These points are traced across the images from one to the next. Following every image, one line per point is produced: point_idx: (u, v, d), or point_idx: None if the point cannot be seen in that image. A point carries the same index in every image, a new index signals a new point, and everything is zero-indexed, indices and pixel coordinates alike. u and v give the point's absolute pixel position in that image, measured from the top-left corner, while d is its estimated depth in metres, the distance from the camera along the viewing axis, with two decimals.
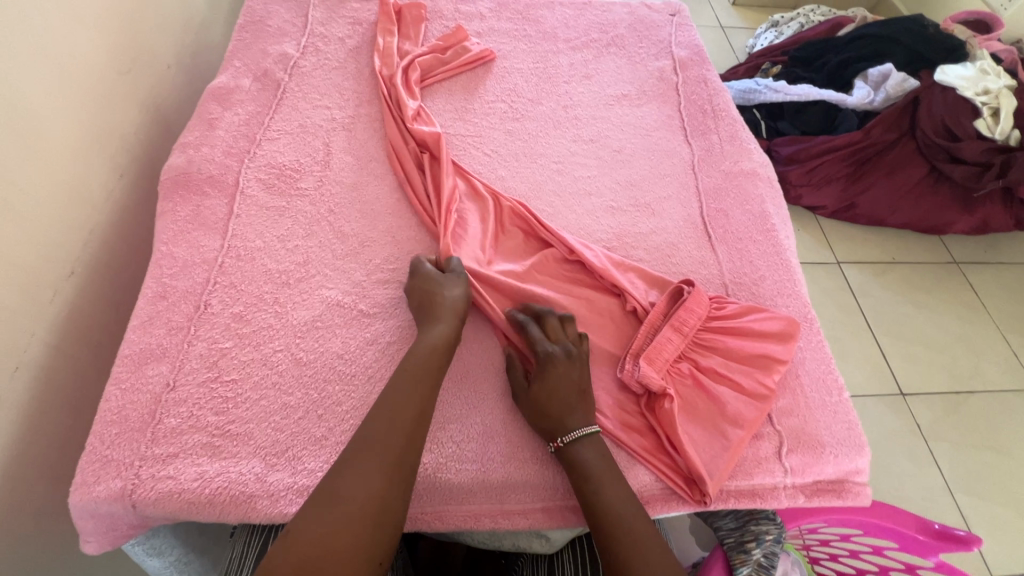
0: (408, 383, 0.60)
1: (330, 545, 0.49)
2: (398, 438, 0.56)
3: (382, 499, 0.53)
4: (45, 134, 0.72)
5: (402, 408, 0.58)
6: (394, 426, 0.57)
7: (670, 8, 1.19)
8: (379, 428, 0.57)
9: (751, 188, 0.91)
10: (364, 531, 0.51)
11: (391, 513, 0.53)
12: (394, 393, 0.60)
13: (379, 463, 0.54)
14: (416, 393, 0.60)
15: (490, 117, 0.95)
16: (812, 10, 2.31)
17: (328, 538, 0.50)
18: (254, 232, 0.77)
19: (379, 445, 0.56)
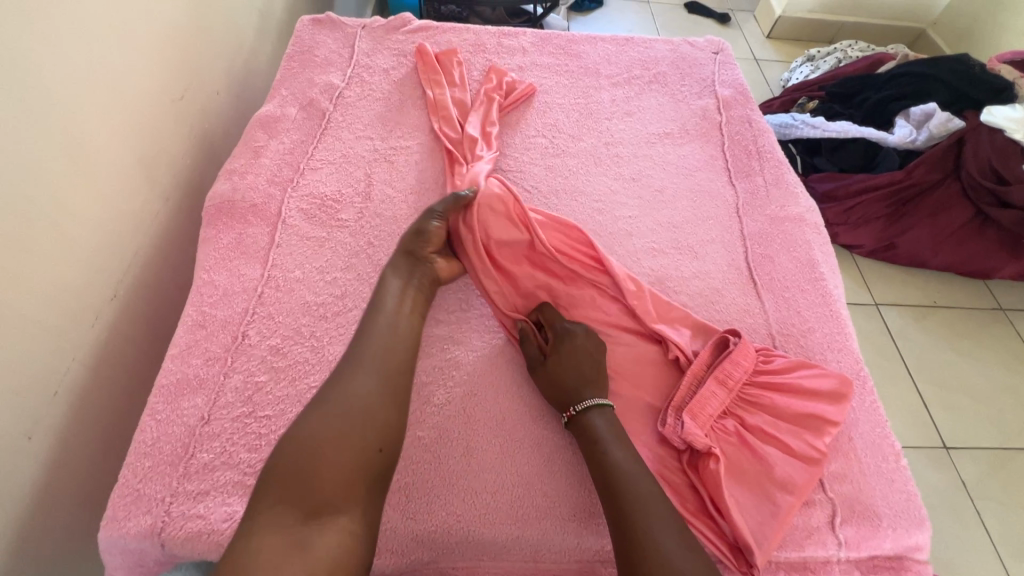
0: (386, 328, 0.67)
1: (321, 463, 0.55)
2: (380, 375, 0.63)
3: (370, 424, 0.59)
4: (97, 161, 0.73)
5: (383, 350, 0.65)
6: (373, 365, 0.63)
7: (714, 46, 1.17)
8: (359, 365, 0.63)
9: (798, 234, 0.88)
10: (353, 452, 0.56)
11: (384, 433, 0.59)
12: (374, 337, 0.66)
13: (367, 390, 0.61)
14: (396, 337, 0.67)
15: (530, 152, 0.95)
16: (851, 45, 2.28)
17: (318, 461, 0.55)
18: (294, 262, 0.77)
19: (361, 378, 0.62)
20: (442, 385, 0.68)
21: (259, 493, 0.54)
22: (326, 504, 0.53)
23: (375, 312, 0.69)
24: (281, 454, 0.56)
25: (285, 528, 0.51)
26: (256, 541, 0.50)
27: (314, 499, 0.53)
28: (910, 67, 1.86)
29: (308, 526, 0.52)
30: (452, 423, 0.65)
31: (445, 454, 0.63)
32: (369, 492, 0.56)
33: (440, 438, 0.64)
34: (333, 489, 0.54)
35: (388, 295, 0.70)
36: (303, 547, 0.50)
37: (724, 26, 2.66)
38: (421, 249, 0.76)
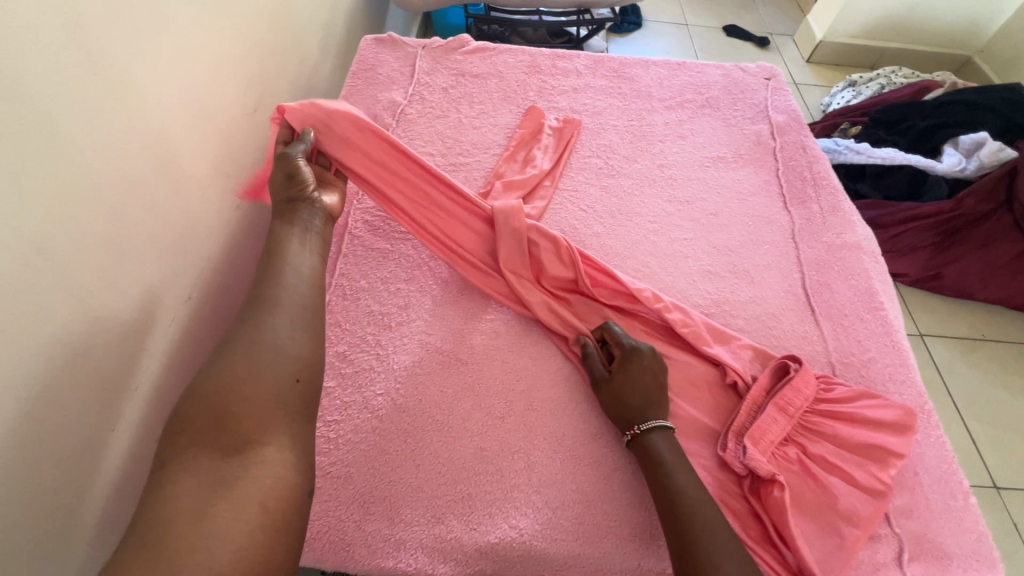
0: (293, 271, 0.65)
1: (244, 401, 0.53)
2: (290, 314, 0.61)
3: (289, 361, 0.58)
4: (186, 168, 0.76)
5: (293, 293, 0.63)
6: (283, 305, 0.62)
7: (765, 72, 1.18)
8: (266, 306, 0.61)
9: (856, 262, 0.87)
10: (272, 388, 0.56)
11: (304, 367, 0.59)
12: (275, 281, 0.64)
13: (279, 330, 0.60)
14: (299, 277, 0.65)
15: (586, 172, 0.97)
16: (894, 71, 2.25)
17: (236, 400, 0.53)
18: (359, 272, 0.80)
19: (274, 318, 0.60)
20: (503, 398, 0.69)
21: (173, 439, 0.51)
22: (251, 437, 0.52)
23: (275, 256, 0.66)
24: (190, 403, 0.53)
25: (208, 467, 0.49)
26: (179, 483, 0.48)
27: (238, 434, 0.52)
28: (956, 96, 1.85)
29: (231, 461, 0.50)
30: (512, 436, 0.66)
31: (507, 468, 0.64)
32: (294, 423, 0.55)
33: (501, 451, 0.65)
34: (253, 422, 0.53)
35: (288, 244, 0.67)
36: (228, 480, 0.49)
37: (763, 49, 2.66)
38: (295, 193, 0.72)
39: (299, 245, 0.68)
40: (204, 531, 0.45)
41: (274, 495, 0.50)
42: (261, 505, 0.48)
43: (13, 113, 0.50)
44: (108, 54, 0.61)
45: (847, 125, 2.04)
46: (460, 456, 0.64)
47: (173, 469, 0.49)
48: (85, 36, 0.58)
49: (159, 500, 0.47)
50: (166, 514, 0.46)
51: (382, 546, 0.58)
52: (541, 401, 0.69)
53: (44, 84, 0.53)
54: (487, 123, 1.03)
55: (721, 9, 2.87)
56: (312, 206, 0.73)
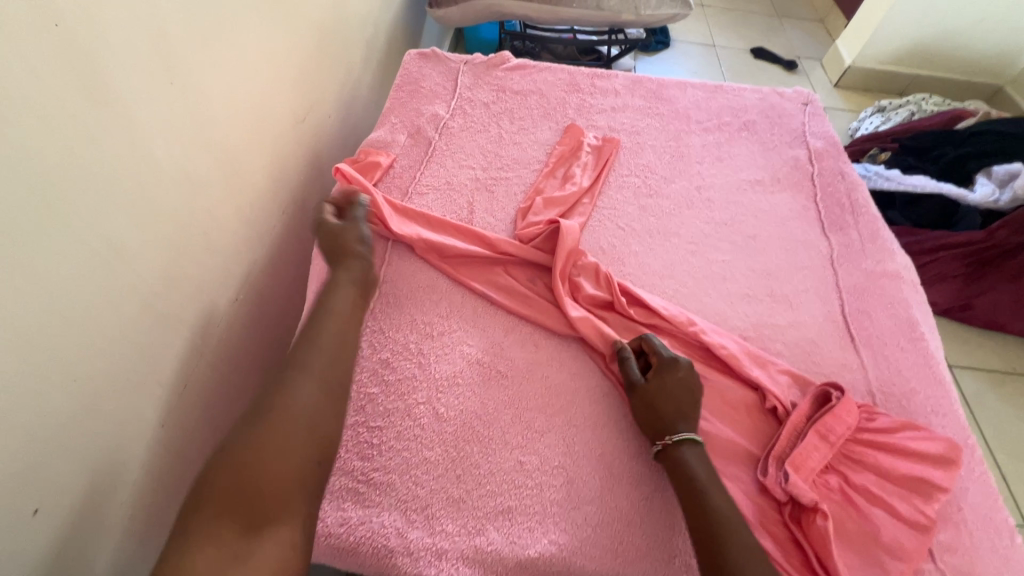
0: (330, 334, 0.66)
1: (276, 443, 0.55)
2: (320, 377, 0.61)
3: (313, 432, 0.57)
4: (243, 172, 0.79)
5: (325, 359, 0.63)
6: (312, 368, 0.62)
7: (803, 97, 1.19)
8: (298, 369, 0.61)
9: (896, 291, 0.87)
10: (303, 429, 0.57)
11: (329, 440, 0.58)
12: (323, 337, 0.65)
13: (306, 396, 0.59)
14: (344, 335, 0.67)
15: (624, 190, 0.98)
16: (925, 98, 2.23)
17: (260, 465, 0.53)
18: (403, 280, 0.81)
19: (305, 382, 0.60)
20: (543, 412, 0.70)
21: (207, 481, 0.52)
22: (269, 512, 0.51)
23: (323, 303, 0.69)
24: (217, 467, 0.53)
25: (226, 539, 0.48)
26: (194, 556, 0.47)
27: (260, 508, 0.51)
28: (989, 126, 1.83)
29: (248, 538, 0.49)
30: (551, 451, 0.67)
31: (546, 483, 0.64)
32: (311, 499, 0.54)
33: (541, 466, 0.66)
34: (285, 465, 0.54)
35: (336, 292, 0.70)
36: (241, 561, 0.47)
37: (791, 72, 2.67)
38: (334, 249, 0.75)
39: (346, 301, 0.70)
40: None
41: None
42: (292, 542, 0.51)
43: (99, 120, 0.52)
44: (184, 63, 0.63)
45: (876, 151, 2.04)
46: (500, 469, 0.65)
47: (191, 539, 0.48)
48: (166, 46, 0.60)
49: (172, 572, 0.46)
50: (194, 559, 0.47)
51: (423, 554, 0.59)
52: (580, 417, 0.70)
53: (128, 92, 0.55)
54: (527, 139, 1.05)
55: (748, 31, 2.89)
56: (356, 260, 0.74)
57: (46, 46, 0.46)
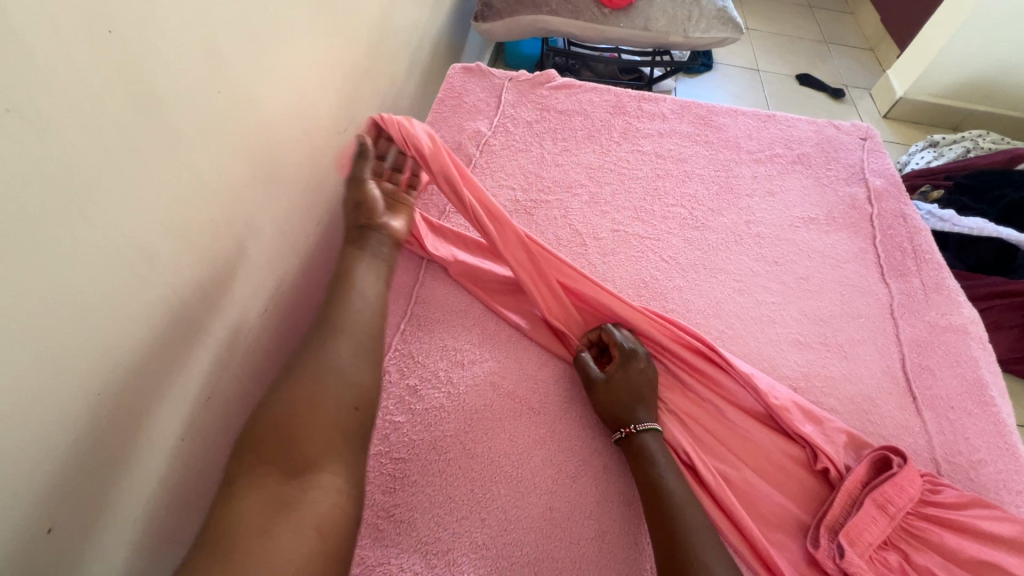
0: (364, 312, 0.67)
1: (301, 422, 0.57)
2: (353, 346, 0.64)
3: (342, 393, 0.60)
4: (281, 181, 0.77)
5: (359, 335, 0.65)
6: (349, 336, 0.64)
7: (861, 131, 1.13)
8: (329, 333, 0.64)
9: (963, 347, 0.80)
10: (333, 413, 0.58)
11: (362, 395, 0.61)
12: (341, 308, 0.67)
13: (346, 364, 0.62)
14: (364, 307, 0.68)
15: (669, 221, 0.93)
16: (981, 135, 2.13)
17: (296, 423, 0.56)
18: (435, 304, 0.78)
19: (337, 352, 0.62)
20: (575, 456, 0.66)
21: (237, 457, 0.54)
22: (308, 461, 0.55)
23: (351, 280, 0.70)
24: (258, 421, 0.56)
25: (269, 486, 0.52)
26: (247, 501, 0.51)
27: (297, 459, 0.54)
28: None
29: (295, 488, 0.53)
30: (584, 500, 0.62)
31: (576, 535, 0.60)
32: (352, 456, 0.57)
33: (572, 515, 0.61)
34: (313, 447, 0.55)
35: (356, 278, 0.69)
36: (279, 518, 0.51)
37: (838, 101, 2.58)
38: (364, 220, 0.75)
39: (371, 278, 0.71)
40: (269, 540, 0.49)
41: (329, 520, 0.52)
42: (317, 528, 0.51)
43: (144, 126, 0.51)
44: (231, 70, 0.62)
45: (928, 188, 1.94)
46: (528, 516, 0.61)
47: (238, 484, 0.52)
48: (215, 52, 0.59)
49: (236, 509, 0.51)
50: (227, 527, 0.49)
51: None
52: (610, 463, 0.65)
53: (175, 99, 0.54)
54: (570, 161, 1.01)
55: (794, 57, 2.82)
56: (382, 235, 0.75)
57: (98, 51, 0.45)
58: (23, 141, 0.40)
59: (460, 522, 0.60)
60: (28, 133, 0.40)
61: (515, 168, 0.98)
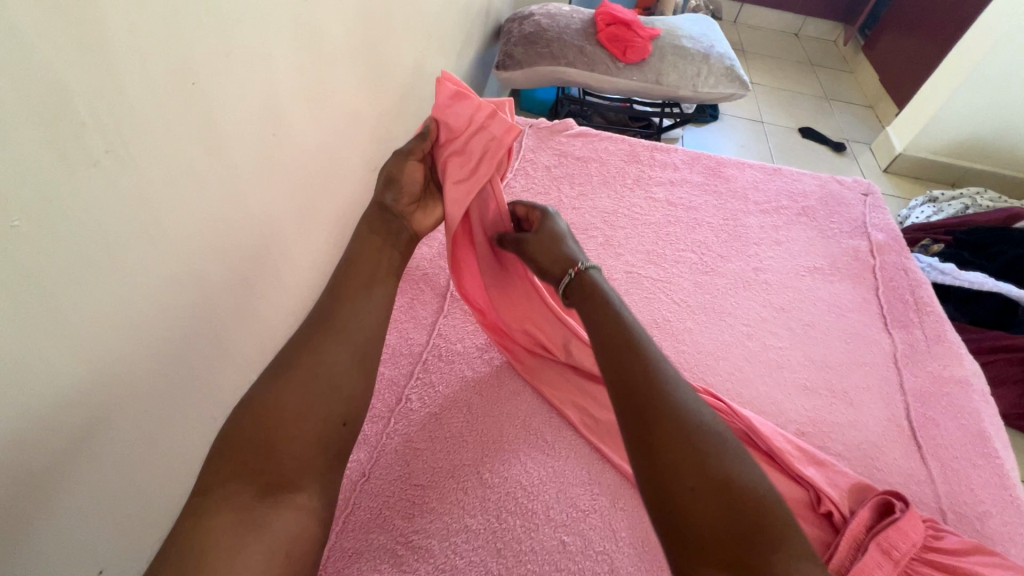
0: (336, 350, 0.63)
1: (275, 434, 0.57)
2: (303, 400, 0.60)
3: (301, 425, 0.59)
4: (315, 213, 0.81)
5: (316, 375, 0.61)
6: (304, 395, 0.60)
7: (862, 187, 1.19)
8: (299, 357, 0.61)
9: (965, 399, 0.83)
10: (317, 428, 0.60)
11: (348, 408, 0.62)
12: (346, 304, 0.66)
13: (335, 357, 0.63)
14: (366, 307, 0.67)
15: (680, 265, 0.98)
16: (980, 193, 2.19)
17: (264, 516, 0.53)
18: (456, 336, 0.82)
19: (297, 416, 0.59)
20: (588, 491, 0.68)
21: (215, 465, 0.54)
22: (283, 479, 0.56)
23: (346, 278, 0.68)
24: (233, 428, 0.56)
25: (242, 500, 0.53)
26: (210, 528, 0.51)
27: (273, 477, 0.56)
28: None
29: (264, 500, 0.54)
30: (596, 534, 0.64)
31: (588, 568, 0.61)
32: (325, 465, 0.60)
33: (583, 548, 0.63)
34: (290, 465, 0.58)
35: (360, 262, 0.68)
36: (257, 523, 0.53)
37: (839, 154, 2.68)
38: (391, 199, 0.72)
39: (369, 268, 0.69)
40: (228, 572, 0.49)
41: (297, 541, 0.54)
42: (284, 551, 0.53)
43: (207, 164, 0.55)
44: (282, 108, 0.67)
45: (928, 241, 1.99)
46: (543, 547, 0.62)
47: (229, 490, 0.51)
48: (270, 95, 0.64)
49: (184, 537, 0.49)
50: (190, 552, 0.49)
51: None
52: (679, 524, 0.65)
53: (234, 139, 0.59)
54: (586, 205, 1.07)
55: (797, 111, 2.94)
56: (399, 221, 0.73)
57: (179, 98, 0.49)
58: (114, 178, 0.44)
59: (478, 551, 0.61)
60: (117, 171, 0.44)
61: None
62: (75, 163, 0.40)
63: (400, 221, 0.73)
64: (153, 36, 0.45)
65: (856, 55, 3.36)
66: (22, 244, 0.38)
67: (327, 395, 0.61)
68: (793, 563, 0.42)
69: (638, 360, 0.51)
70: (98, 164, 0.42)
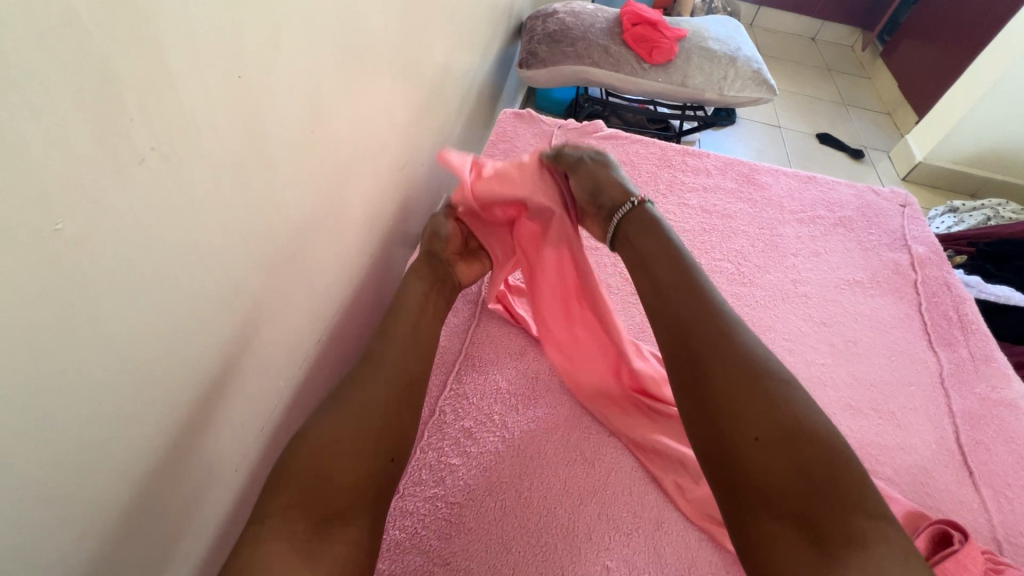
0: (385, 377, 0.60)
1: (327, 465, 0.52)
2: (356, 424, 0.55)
3: (354, 455, 0.54)
4: (348, 214, 0.78)
5: (367, 404, 0.57)
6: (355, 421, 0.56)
7: (900, 198, 1.16)
8: (353, 392, 0.57)
9: (1015, 423, 0.80)
10: (366, 462, 0.55)
11: (399, 444, 0.58)
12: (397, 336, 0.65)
13: (387, 383, 0.60)
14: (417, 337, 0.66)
15: (717, 275, 0.95)
16: (1001, 205, 2.14)
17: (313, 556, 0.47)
18: (489, 346, 0.79)
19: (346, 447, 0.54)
20: (631, 513, 0.65)
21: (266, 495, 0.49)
22: (337, 511, 0.51)
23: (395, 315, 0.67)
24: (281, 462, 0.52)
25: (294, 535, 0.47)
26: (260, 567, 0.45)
27: (324, 509, 0.50)
28: None
29: (321, 537, 0.49)
30: (641, 560, 0.61)
31: None
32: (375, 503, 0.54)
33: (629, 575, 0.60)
34: (342, 496, 0.52)
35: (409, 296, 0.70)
36: (310, 557, 0.47)
37: (858, 161, 2.64)
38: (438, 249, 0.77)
39: (416, 303, 0.70)
40: None
41: None
42: None
43: (250, 163, 0.52)
44: (323, 105, 0.64)
45: (951, 252, 1.96)
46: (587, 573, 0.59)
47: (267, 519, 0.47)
48: (313, 90, 0.60)
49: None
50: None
51: None
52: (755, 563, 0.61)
53: (276, 138, 0.55)
54: None
55: (816, 116, 2.90)
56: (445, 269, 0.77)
57: (227, 93, 0.46)
58: (159, 178, 0.41)
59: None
60: (163, 171, 0.41)
61: None
62: (121, 162, 0.37)
63: (447, 267, 0.77)
64: (206, 26, 0.42)
65: (873, 61, 3.32)
66: (64, 249, 0.34)
67: (382, 428, 0.57)
68: (879, 523, 0.47)
69: (705, 326, 0.59)
70: (144, 163, 0.39)
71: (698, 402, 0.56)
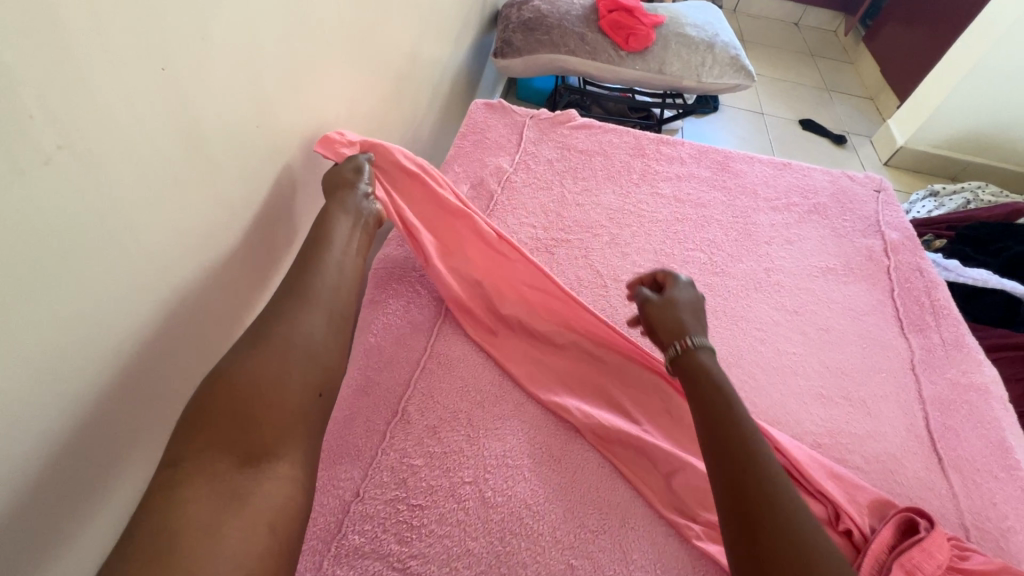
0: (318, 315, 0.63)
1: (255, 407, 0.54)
2: (282, 362, 0.58)
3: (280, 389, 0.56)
4: (306, 210, 0.76)
5: (297, 340, 0.60)
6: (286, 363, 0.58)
7: (875, 183, 1.15)
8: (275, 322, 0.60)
9: (985, 408, 0.80)
10: (296, 398, 0.57)
11: (326, 377, 0.60)
12: (323, 275, 0.66)
13: (314, 325, 0.62)
14: (341, 272, 0.68)
15: (689, 265, 0.94)
16: (981, 187, 2.15)
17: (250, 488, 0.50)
18: (455, 342, 0.77)
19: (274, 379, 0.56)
20: (597, 510, 0.64)
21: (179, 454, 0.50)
22: (267, 448, 0.53)
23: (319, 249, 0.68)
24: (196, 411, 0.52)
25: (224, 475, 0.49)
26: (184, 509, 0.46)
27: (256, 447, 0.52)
28: None
29: (245, 472, 0.50)
30: (606, 557, 0.60)
31: None
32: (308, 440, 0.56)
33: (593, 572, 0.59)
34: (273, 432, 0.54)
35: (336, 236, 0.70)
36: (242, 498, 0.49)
37: (841, 147, 2.64)
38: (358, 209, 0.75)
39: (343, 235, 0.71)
40: (205, 557, 0.44)
41: (283, 515, 0.50)
42: (269, 526, 0.48)
43: (184, 159, 0.50)
44: (268, 97, 0.61)
45: (931, 236, 1.96)
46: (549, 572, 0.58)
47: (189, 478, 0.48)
48: (256, 84, 0.58)
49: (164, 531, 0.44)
50: (170, 529, 0.45)
51: None
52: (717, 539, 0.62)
53: (213, 132, 0.53)
54: (590, 202, 1.02)
55: (799, 103, 2.89)
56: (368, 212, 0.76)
57: (150, 86, 0.44)
58: (72, 177, 0.39)
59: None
60: (77, 170, 0.39)
61: (538, 209, 0.98)
62: (22, 161, 0.35)
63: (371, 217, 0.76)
64: (120, 16, 0.40)
65: (856, 46, 3.31)
66: None
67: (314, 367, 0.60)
68: None
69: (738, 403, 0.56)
70: (51, 162, 0.37)
71: (725, 461, 0.52)
